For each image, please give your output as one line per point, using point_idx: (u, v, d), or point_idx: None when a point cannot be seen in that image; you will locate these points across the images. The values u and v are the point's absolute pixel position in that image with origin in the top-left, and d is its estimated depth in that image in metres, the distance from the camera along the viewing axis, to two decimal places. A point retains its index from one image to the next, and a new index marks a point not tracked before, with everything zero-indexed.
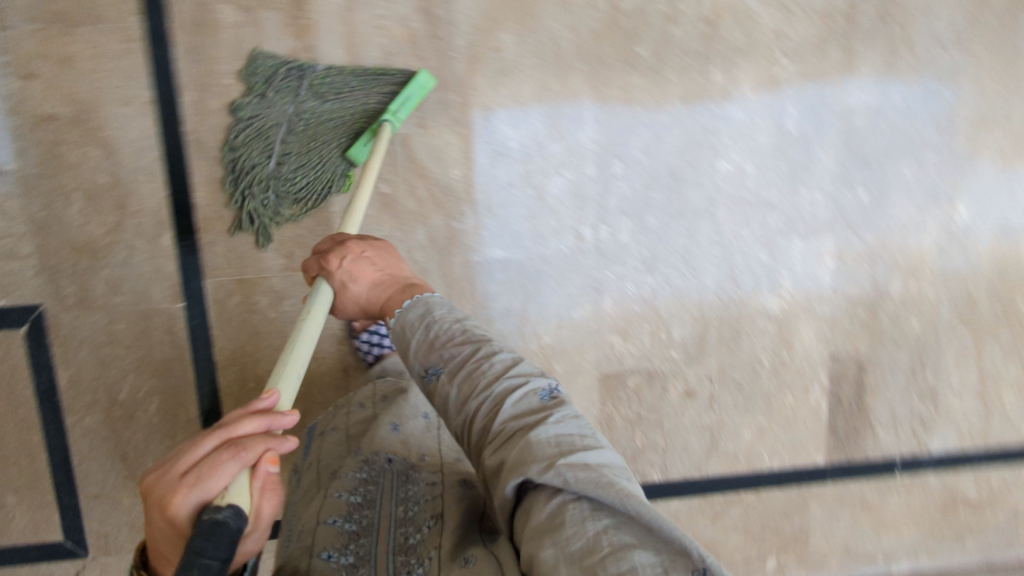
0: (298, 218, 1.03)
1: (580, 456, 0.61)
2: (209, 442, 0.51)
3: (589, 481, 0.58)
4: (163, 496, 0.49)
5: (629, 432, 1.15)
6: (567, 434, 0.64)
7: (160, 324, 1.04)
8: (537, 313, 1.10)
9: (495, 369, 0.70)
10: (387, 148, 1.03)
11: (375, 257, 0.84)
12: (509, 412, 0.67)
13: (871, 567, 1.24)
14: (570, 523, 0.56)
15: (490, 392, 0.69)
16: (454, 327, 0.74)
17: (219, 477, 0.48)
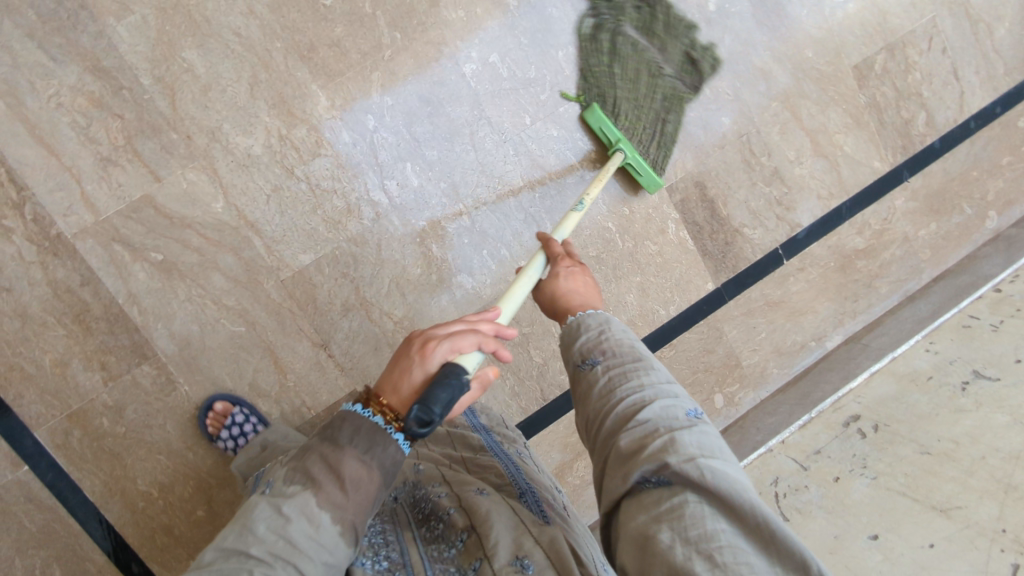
0: (90, 327, 0.97)
1: (719, 461, 0.51)
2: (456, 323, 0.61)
3: (720, 478, 0.48)
4: (424, 338, 0.59)
5: (525, 354, 1.12)
6: (704, 434, 0.53)
7: (16, 497, 0.97)
8: (377, 293, 1.06)
9: (657, 376, 0.59)
10: (136, 217, 0.97)
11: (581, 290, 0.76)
12: (641, 404, 0.56)
13: (808, 354, 1.25)
14: (686, 521, 0.47)
15: (621, 397, 0.57)
16: (622, 333, 0.64)
17: (466, 336, 0.59)
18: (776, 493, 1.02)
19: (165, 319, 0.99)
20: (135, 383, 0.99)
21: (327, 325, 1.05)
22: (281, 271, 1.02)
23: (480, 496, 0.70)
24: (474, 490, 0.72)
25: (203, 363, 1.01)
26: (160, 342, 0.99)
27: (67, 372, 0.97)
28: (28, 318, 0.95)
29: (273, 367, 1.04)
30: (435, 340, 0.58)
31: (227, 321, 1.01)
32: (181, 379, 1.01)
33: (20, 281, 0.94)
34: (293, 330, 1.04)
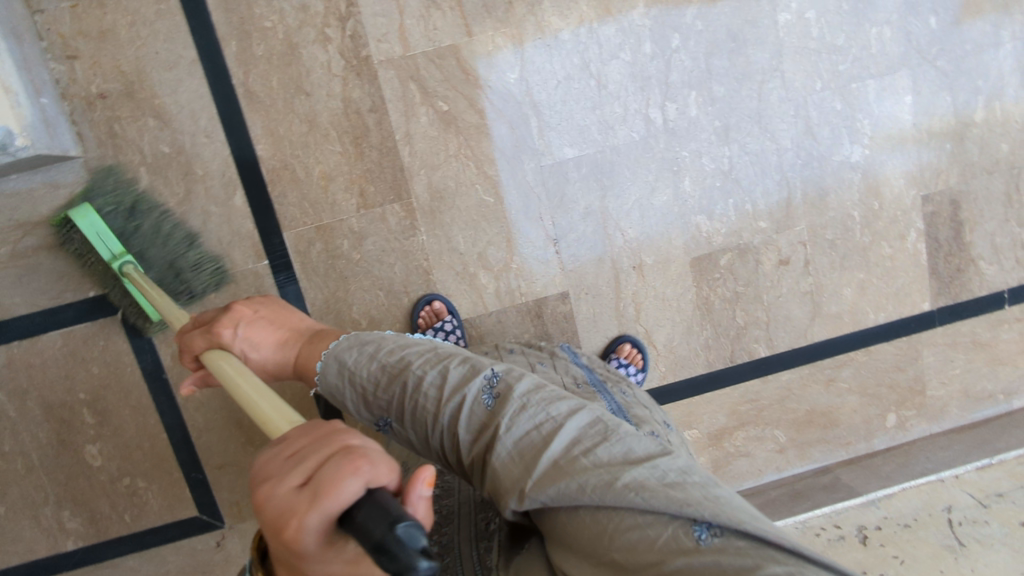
0: (363, 153, 1.01)
1: (573, 477, 0.48)
2: (293, 470, 0.38)
3: (576, 485, 0.48)
4: (277, 531, 0.37)
5: (730, 311, 1.13)
6: (515, 434, 0.52)
7: (248, 286, 1.03)
8: (619, 207, 1.08)
9: (431, 399, 0.56)
10: (438, 64, 1.00)
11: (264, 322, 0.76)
12: (453, 435, 0.55)
13: (993, 405, 1.22)
14: (585, 521, 0.48)
15: (439, 428, 0.56)
16: (371, 369, 0.60)
17: (332, 496, 0.36)
18: (948, 518, 1.02)
19: (429, 168, 1.03)
20: (382, 218, 1.03)
21: (564, 223, 1.07)
22: (544, 157, 1.05)
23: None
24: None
25: (446, 220, 1.05)
26: (416, 187, 1.03)
27: (330, 187, 1.02)
28: (315, 127, 1.00)
29: (504, 245, 1.07)
30: (298, 534, 0.36)
31: (480, 188, 1.04)
32: (423, 228, 1.04)
33: (320, 91, 0.99)
34: (533, 216, 1.06)
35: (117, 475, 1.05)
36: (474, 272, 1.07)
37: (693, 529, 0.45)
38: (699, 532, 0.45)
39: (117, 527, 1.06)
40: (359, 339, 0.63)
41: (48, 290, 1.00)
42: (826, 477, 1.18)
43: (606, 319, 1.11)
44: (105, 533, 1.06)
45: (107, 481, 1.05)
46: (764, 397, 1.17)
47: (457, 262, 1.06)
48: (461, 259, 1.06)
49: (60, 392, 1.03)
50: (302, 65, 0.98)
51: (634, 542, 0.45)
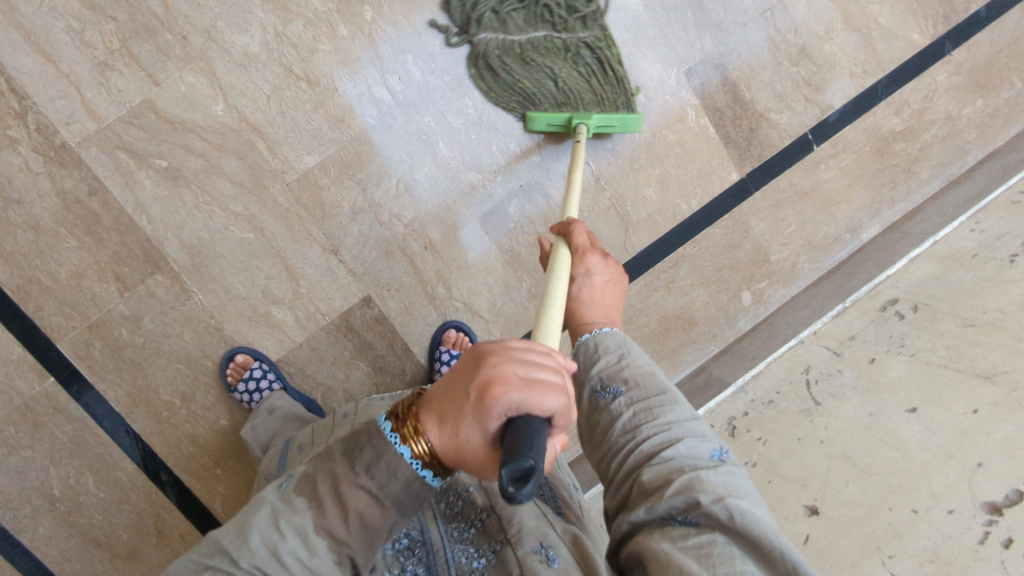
0: (102, 238, 0.97)
1: (747, 501, 0.51)
2: (534, 361, 0.44)
3: (719, 485, 0.51)
4: (482, 384, 0.43)
5: (541, 254, 1.09)
6: (682, 440, 0.56)
7: (45, 408, 0.99)
8: (385, 194, 1.03)
9: (676, 415, 0.59)
10: (138, 123, 0.96)
11: (608, 279, 0.77)
12: (634, 440, 0.58)
13: (842, 248, 1.18)
14: (719, 561, 0.46)
15: (636, 433, 0.58)
16: (642, 365, 0.64)
17: (540, 387, 0.42)
18: (807, 380, 0.97)
19: (175, 227, 0.99)
20: (149, 293, 1.00)
21: (336, 230, 1.03)
22: (287, 174, 1.00)
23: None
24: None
25: (215, 271, 1.01)
26: (171, 251, 0.99)
27: (83, 283, 0.98)
28: (41, 230, 0.95)
29: (284, 274, 1.02)
30: (503, 397, 0.41)
31: (235, 228, 1.00)
32: (195, 288, 1.00)
33: (30, 193, 0.95)
34: (300, 235, 1.02)
35: None
36: (266, 311, 1.03)
37: None
38: None
39: None
40: (613, 343, 0.67)
41: None
42: (700, 378, 1.14)
43: (421, 306, 1.07)
44: None
45: None
46: None
47: (244, 307, 1.02)
48: (248, 303, 1.02)
49: None
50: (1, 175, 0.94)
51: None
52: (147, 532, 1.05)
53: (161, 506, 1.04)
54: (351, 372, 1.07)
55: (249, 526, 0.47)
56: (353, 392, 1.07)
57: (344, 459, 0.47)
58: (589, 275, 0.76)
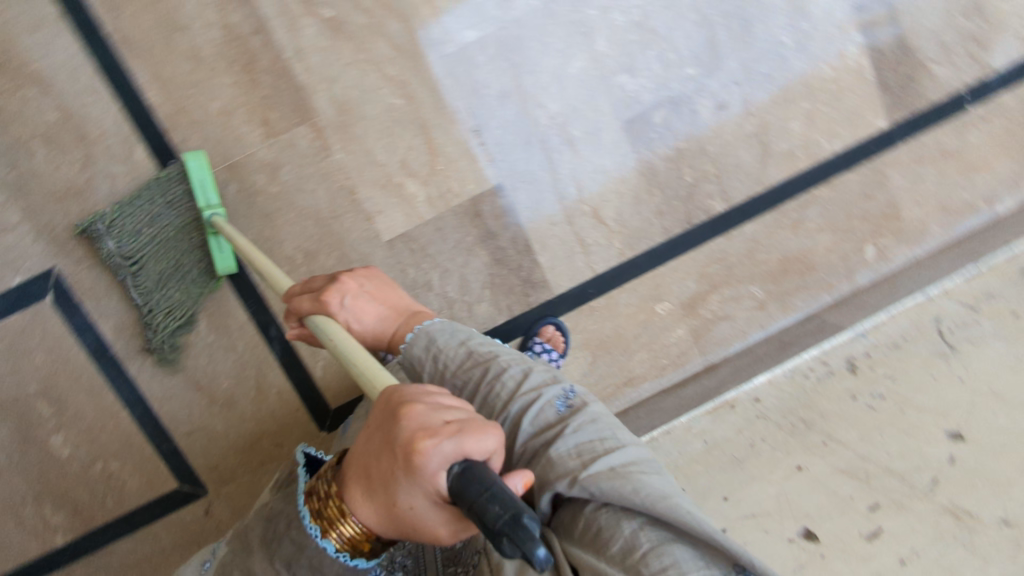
0: (256, 79, 0.97)
1: (603, 459, 0.55)
2: (458, 414, 0.49)
3: (574, 453, 0.57)
4: (409, 441, 0.47)
5: (676, 171, 1.08)
6: (529, 426, 0.61)
7: (173, 242, 1.00)
8: (534, 83, 1.02)
9: (507, 389, 0.63)
10: None
11: (374, 290, 0.77)
12: (518, 428, 0.62)
13: (975, 216, 1.14)
14: (606, 530, 0.51)
15: (505, 418, 0.62)
16: (458, 353, 0.67)
17: (477, 434, 0.46)
18: (939, 330, 0.96)
19: (328, 81, 0.98)
20: (291, 143, 0.99)
21: (482, 111, 1.02)
22: (444, 46, 0.99)
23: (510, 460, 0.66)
24: None
25: (358, 133, 1.00)
26: (320, 104, 0.99)
27: (230, 123, 0.97)
28: (200, 61, 0.95)
29: (425, 148, 1.02)
30: (432, 446, 0.45)
31: (385, 93, 1.00)
32: (336, 146, 1.00)
33: (196, 22, 0.95)
34: (446, 109, 1.01)
35: (89, 461, 1.03)
36: (399, 182, 1.02)
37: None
38: None
39: (102, 513, 1.04)
40: (439, 339, 0.69)
41: None
42: (812, 324, 1.12)
43: (549, 204, 1.07)
44: (91, 522, 1.04)
45: (80, 469, 1.03)
46: (731, 254, 1.12)
47: (379, 175, 1.02)
48: (383, 172, 1.02)
49: (10, 388, 0.99)
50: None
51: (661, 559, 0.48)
52: (246, 385, 1.06)
53: (265, 361, 1.05)
54: (469, 259, 1.06)
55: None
56: (468, 280, 1.07)
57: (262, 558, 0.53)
58: (348, 298, 0.74)
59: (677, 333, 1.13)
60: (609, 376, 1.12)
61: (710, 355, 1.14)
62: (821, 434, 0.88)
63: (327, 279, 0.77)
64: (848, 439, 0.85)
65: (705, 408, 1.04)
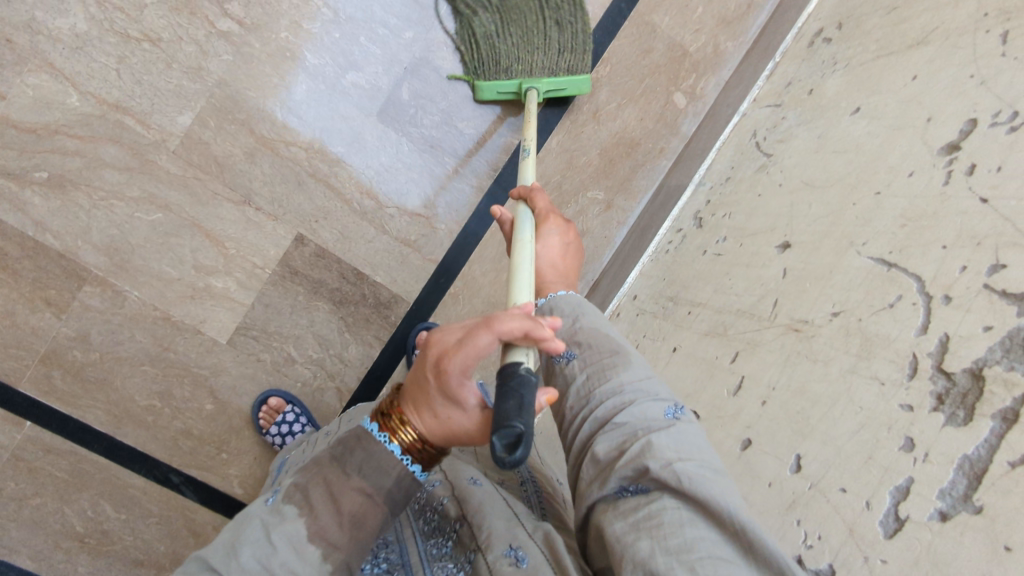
0: (16, 269, 0.94)
1: (699, 464, 0.47)
2: (511, 323, 0.51)
3: (667, 444, 0.49)
4: (439, 361, 0.47)
5: (452, 129, 1.04)
6: (632, 399, 0.53)
7: (34, 453, 0.98)
8: (272, 127, 0.99)
9: (634, 376, 0.55)
10: (0, 143, 0.92)
11: (570, 249, 0.76)
12: (604, 408, 0.54)
13: (760, 12, 1.11)
14: (665, 528, 0.44)
15: (616, 389, 0.55)
16: (595, 327, 0.61)
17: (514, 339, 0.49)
18: (756, 142, 0.91)
19: (81, 233, 0.95)
20: (85, 306, 0.97)
21: (240, 179, 0.99)
22: (168, 142, 0.97)
23: (475, 483, 0.63)
24: (470, 476, 0.65)
25: (139, 262, 0.98)
26: (87, 257, 0.96)
27: (17, 319, 0.95)
28: None
29: (208, 243, 0.99)
30: (456, 362, 0.46)
31: (141, 214, 0.97)
32: (126, 286, 0.98)
33: None
34: (207, 196, 0.98)
35: None
36: (205, 284, 1.00)
37: None
38: None
39: None
40: (569, 303, 0.65)
41: None
42: (660, 195, 1.08)
43: (355, 226, 1.03)
44: None
45: None
46: (551, 173, 1.07)
47: (182, 288, 0.99)
48: (184, 283, 0.99)
49: None
50: None
51: (685, 538, 0.44)
52: (182, 537, 1.04)
53: (184, 507, 1.03)
54: (313, 315, 1.04)
55: (236, 537, 0.46)
56: (324, 333, 1.05)
57: (336, 466, 0.48)
58: (551, 234, 0.75)
59: None
60: None
61: (589, 274, 1.11)
62: (685, 303, 0.84)
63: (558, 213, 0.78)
64: (706, 297, 0.81)
65: None
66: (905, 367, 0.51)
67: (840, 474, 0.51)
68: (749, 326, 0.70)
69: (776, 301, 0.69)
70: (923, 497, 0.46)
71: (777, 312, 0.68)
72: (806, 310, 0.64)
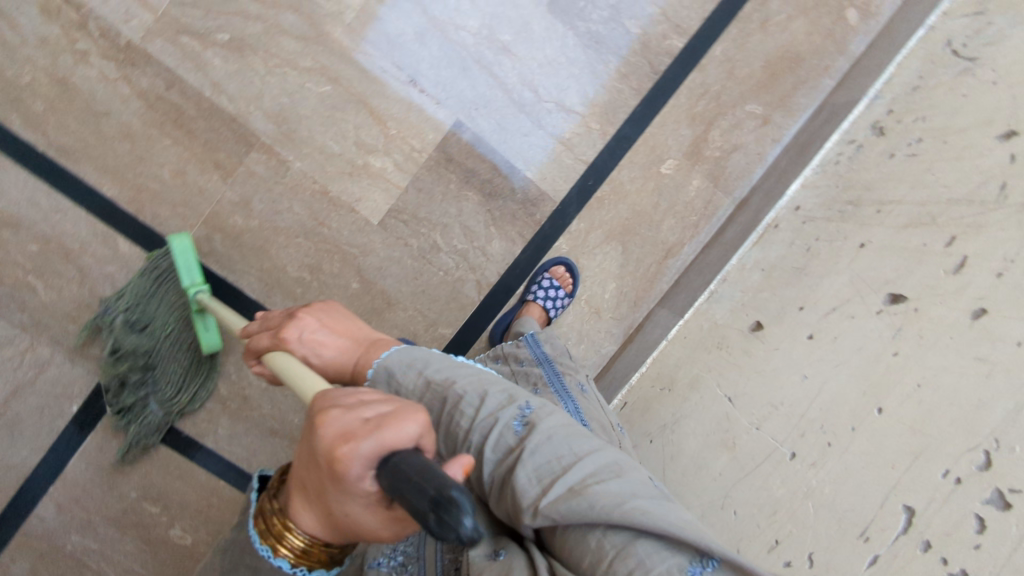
0: (192, 130, 0.97)
1: (565, 484, 0.49)
2: (379, 405, 0.42)
3: (531, 467, 0.51)
4: (331, 448, 0.40)
5: (619, 27, 1.04)
6: (488, 450, 0.53)
7: (191, 312, 1.01)
8: (444, 8, 1.00)
9: (467, 419, 0.54)
10: (190, 2, 0.95)
11: (331, 321, 0.66)
12: (477, 455, 0.54)
13: None
14: (578, 539, 0.48)
15: (471, 446, 0.54)
16: (415, 382, 0.56)
17: (394, 436, 0.39)
18: (952, 51, 0.88)
19: (255, 100, 0.98)
20: (251, 172, 0.99)
21: (408, 59, 1.00)
22: (344, 15, 0.98)
23: None
24: None
25: (304, 135, 0.99)
26: (259, 125, 0.98)
27: (188, 180, 0.98)
28: (134, 137, 0.96)
29: (370, 120, 1.00)
30: (351, 451, 0.39)
31: (311, 85, 0.98)
32: (291, 156, 1.00)
33: (113, 102, 0.95)
34: (377, 74, 0.99)
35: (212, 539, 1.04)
36: (364, 163, 1.01)
37: (688, 562, 0.45)
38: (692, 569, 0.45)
39: None
40: (412, 355, 0.57)
41: (41, 432, 0.99)
42: (824, 113, 1.06)
43: (513, 118, 1.04)
44: None
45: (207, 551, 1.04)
46: (712, 84, 1.07)
47: (342, 164, 1.01)
48: (344, 160, 1.01)
49: (115, 503, 1.01)
50: (83, 92, 0.94)
51: (601, 543, 0.47)
52: None
53: None
54: (462, 205, 1.05)
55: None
56: (470, 225, 1.05)
57: None
58: (309, 327, 0.64)
59: (694, 185, 1.09)
60: (651, 254, 1.10)
61: (738, 191, 1.10)
62: (872, 203, 0.82)
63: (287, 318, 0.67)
64: (902, 194, 0.79)
65: (751, 243, 0.99)
66: None
67: None
68: (968, 212, 0.68)
69: (1005, 184, 0.66)
70: None
71: (1008, 194, 0.65)
72: None
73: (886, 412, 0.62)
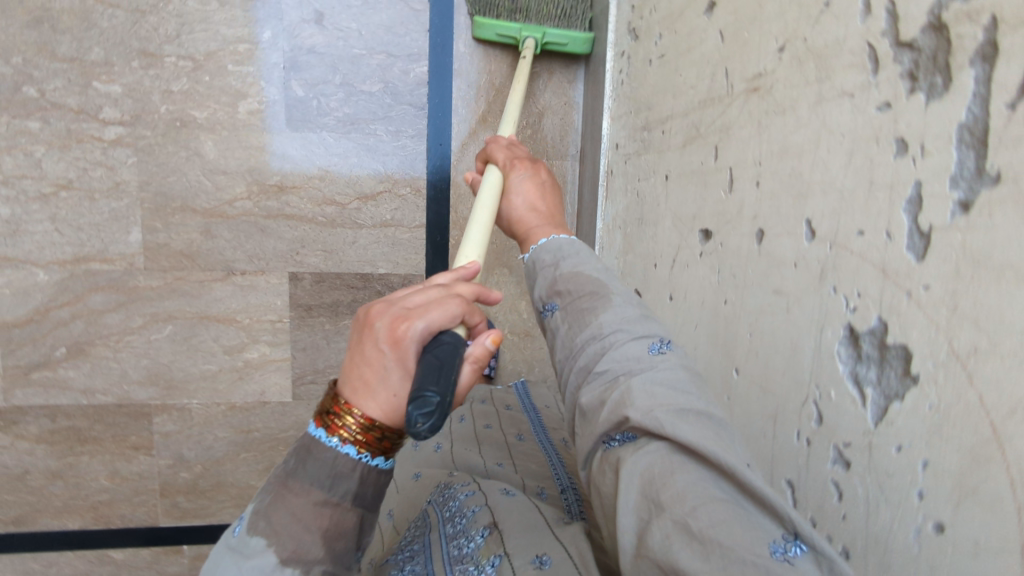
0: (96, 436, 1.01)
1: (682, 406, 0.41)
2: (418, 295, 0.44)
3: (645, 398, 0.42)
4: (390, 330, 0.41)
5: (362, 94, 0.98)
6: (613, 352, 0.47)
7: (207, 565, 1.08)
8: (208, 196, 0.98)
9: (615, 315, 0.49)
10: (14, 344, 0.97)
11: (540, 180, 0.68)
12: (577, 368, 0.49)
13: None
14: (637, 479, 0.40)
15: (578, 361, 0.49)
16: (573, 272, 0.54)
17: (437, 309, 0.42)
18: None
19: (124, 378, 1.00)
20: (166, 433, 1.02)
21: (212, 257, 0.99)
22: (135, 262, 0.98)
23: (508, 493, 0.64)
24: (503, 488, 0.66)
25: (181, 376, 1.01)
26: (142, 394, 1.01)
27: (124, 474, 1.02)
28: (59, 474, 1.01)
29: (222, 325, 1.01)
30: (411, 330, 0.41)
31: (156, 334, 1.00)
32: (185, 399, 1.02)
33: (23, 460, 1.00)
34: (198, 287, 0.99)
35: None
36: (244, 361, 1.02)
37: (772, 539, 0.34)
38: (775, 548, 0.33)
39: None
40: (563, 246, 0.57)
41: None
42: (592, 30, 0.97)
43: (332, 236, 1.01)
44: None
45: None
46: (479, 78, 1.01)
47: (229, 374, 1.02)
48: (227, 370, 1.02)
49: None
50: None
51: (676, 485, 0.37)
52: None
53: None
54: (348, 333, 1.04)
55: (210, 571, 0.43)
56: None
57: (295, 488, 0.42)
58: (521, 182, 0.67)
59: None
60: None
61: (569, 149, 1.05)
62: (657, 124, 0.75)
63: (530, 159, 0.70)
64: (671, 107, 0.72)
65: (602, 200, 0.93)
66: (866, 62, 0.41)
67: (852, 216, 0.43)
68: (716, 113, 0.61)
69: (727, 69, 0.59)
70: (938, 198, 0.37)
71: (732, 81, 0.58)
72: (755, 61, 0.54)
73: (742, 372, 0.57)
